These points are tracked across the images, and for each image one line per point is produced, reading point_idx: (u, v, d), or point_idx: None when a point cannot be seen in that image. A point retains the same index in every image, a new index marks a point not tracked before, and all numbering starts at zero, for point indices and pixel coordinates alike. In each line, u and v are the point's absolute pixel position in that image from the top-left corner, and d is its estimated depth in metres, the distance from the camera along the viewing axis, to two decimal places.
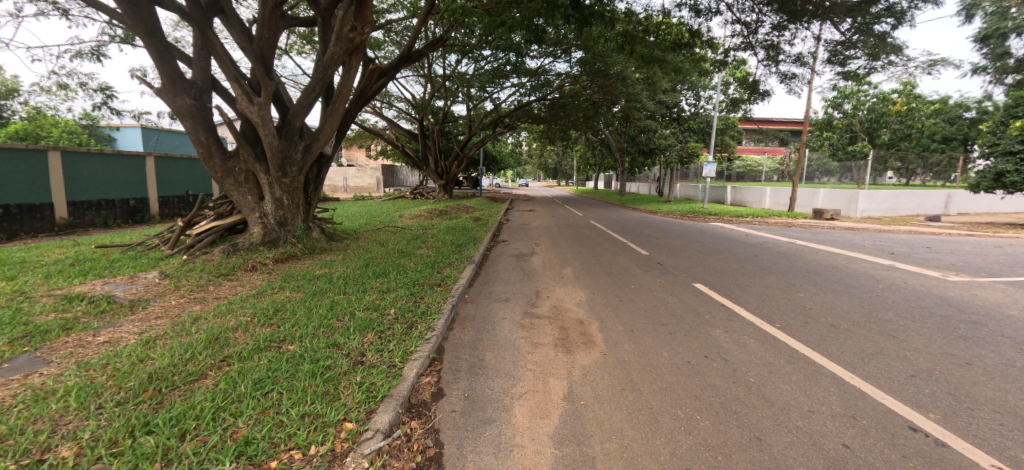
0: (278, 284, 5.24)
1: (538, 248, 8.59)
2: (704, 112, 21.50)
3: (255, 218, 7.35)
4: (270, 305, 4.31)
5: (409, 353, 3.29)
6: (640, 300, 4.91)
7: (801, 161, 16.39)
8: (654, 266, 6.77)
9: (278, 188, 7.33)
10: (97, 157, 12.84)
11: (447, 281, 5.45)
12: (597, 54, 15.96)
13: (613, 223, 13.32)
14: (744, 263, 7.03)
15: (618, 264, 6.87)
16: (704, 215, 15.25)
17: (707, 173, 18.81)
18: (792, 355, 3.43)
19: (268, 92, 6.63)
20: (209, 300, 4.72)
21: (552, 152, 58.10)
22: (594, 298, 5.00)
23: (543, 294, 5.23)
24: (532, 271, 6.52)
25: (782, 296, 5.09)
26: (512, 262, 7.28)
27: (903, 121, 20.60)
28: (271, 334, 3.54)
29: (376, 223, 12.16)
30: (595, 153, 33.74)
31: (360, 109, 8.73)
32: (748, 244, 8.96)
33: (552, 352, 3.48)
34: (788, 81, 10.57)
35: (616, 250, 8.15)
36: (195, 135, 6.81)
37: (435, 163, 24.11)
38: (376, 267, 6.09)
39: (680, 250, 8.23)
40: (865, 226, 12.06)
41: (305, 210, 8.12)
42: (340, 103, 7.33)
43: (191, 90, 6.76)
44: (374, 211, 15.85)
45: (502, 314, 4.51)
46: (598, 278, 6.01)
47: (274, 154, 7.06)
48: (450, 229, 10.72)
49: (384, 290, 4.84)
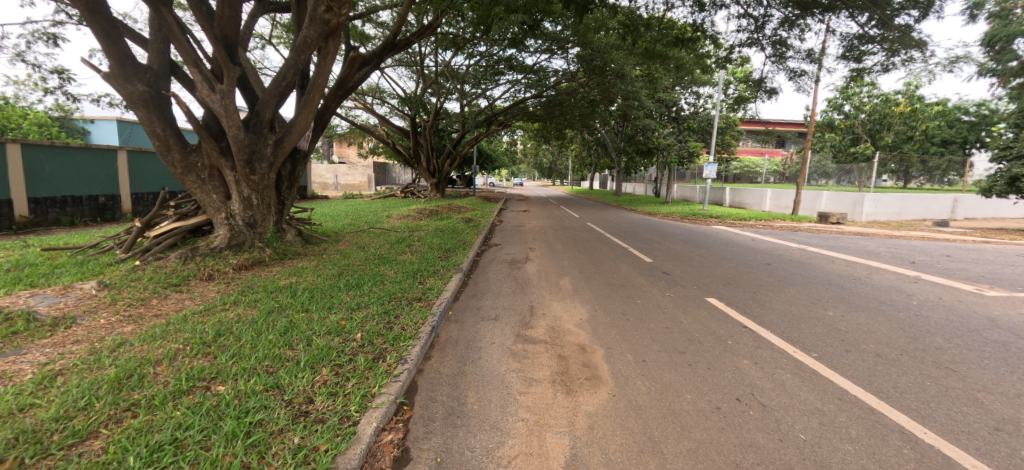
0: (232, 298, 4.53)
1: (533, 254, 7.93)
2: (705, 111, 20.95)
3: (221, 219, 6.65)
4: (213, 326, 3.62)
5: (370, 397, 2.62)
6: (650, 320, 4.28)
7: (804, 162, 15.89)
8: (660, 275, 6.16)
9: (246, 187, 6.62)
10: (62, 150, 11.97)
11: (429, 294, 4.78)
12: (596, 48, 15.28)
13: (612, 226, 12.70)
14: (757, 273, 6.44)
15: (620, 274, 6.23)
16: (705, 218, 14.68)
17: (708, 173, 18.25)
18: (843, 400, 2.81)
19: (232, 78, 5.91)
20: (145, 319, 3.99)
21: (547, 151, 57.54)
22: (597, 316, 4.36)
23: (538, 311, 4.58)
24: (526, 281, 5.88)
25: (809, 315, 4.49)
26: (504, 270, 6.62)
27: (907, 123, 20.15)
28: (202, 369, 2.85)
29: (360, 223, 11.46)
30: (591, 152, 33.16)
31: (341, 101, 8.03)
32: (758, 252, 8.37)
33: (550, 393, 2.84)
34: (797, 78, 10.02)
35: (617, 257, 7.51)
36: (150, 125, 6.06)
37: (427, 161, 23.35)
38: (350, 276, 5.42)
39: (686, 257, 7.61)
40: (875, 232, 11.55)
41: (279, 210, 7.42)
42: (315, 92, 6.64)
43: (145, 75, 6.02)
44: (360, 211, 15.10)
45: (491, 338, 3.84)
46: (599, 290, 5.38)
47: (241, 148, 6.34)
48: (439, 231, 10.04)
49: (355, 307, 4.17)
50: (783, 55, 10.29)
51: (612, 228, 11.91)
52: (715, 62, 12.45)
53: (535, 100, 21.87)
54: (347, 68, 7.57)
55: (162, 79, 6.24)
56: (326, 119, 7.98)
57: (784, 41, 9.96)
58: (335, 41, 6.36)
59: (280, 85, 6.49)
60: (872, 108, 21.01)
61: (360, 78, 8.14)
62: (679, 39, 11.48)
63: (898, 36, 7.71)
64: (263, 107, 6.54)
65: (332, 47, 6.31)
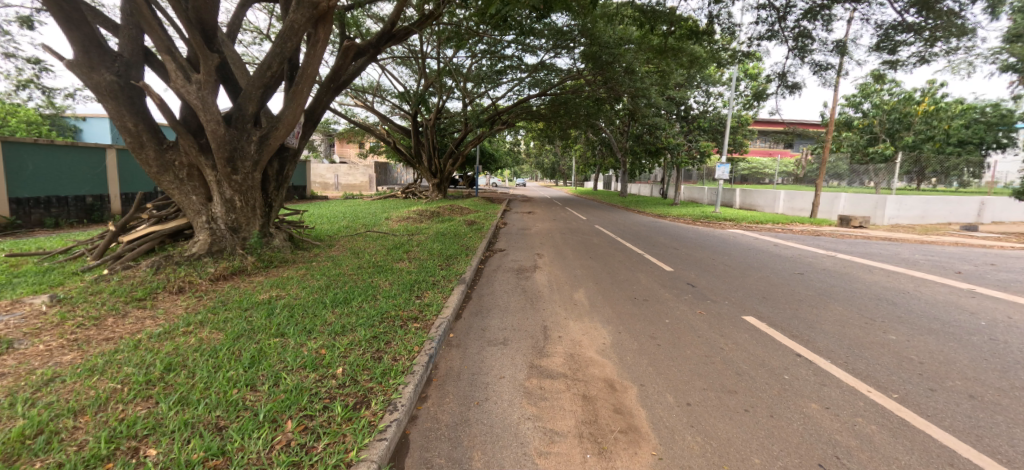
0: (198, 319, 3.89)
1: (541, 261, 7.29)
2: (716, 110, 20.29)
3: (201, 222, 6.08)
4: (165, 358, 3.00)
5: (344, 466, 1.99)
6: (686, 346, 3.63)
7: (822, 163, 15.22)
8: (684, 287, 5.53)
9: (228, 188, 6.04)
10: (46, 148, 11.41)
11: (427, 312, 4.15)
12: (603, 44, 14.69)
13: (622, 229, 12.07)
14: (792, 285, 5.80)
15: (641, 285, 5.60)
16: (718, 221, 14.01)
17: (720, 174, 17.57)
18: (956, 466, 2.18)
19: (210, 67, 5.31)
20: (92, 346, 3.37)
21: (551, 152, 56.96)
22: (623, 342, 3.73)
23: (553, 332, 3.95)
24: (536, 293, 5.26)
25: (869, 341, 3.84)
26: (511, 280, 5.99)
27: (928, 122, 19.34)
28: (133, 422, 2.23)
29: (357, 226, 10.84)
30: (596, 152, 32.54)
31: (335, 95, 7.43)
32: (786, 259, 7.72)
33: (578, 455, 2.22)
34: (822, 72, 9.43)
35: (634, 265, 6.87)
36: (120, 120, 5.47)
37: (428, 160, 22.75)
38: (339, 289, 4.80)
39: (710, 265, 6.96)
40: (903, 237, 10.89)
41: (266, 213, 6.83)
42: (304, 84, 6.03)
43: (114, 64, 5.41)
44: (359, 212, 14.52)
45: (500, 370, 3.20)
46: (619, 305, 4.75)
47: (221, 145, 5.73)
48: (440, 234, 9.43)
49: (339, 329, 3.56)
50: (807, 48, 9.67)
51: (622, 232, 11.27)
52: (731, 57, 11.84)
53: (539, 99, 21.24)
54: (340, 59, 6.96)
55: (133, 68, 5.64)
56: (318, 114, 7.38)
57: (807, 33, 9.36)
58: (326, 27, 5.77)
59: (266, 76, 5.89)
60: (891, 107, 20.38)
61: (355, 71, 7.54)
62: (693, 33, 10.90)
63: (941, 24, 7.07)
64: (247, 100, 5.94)
65: (321, 34, 5.71)
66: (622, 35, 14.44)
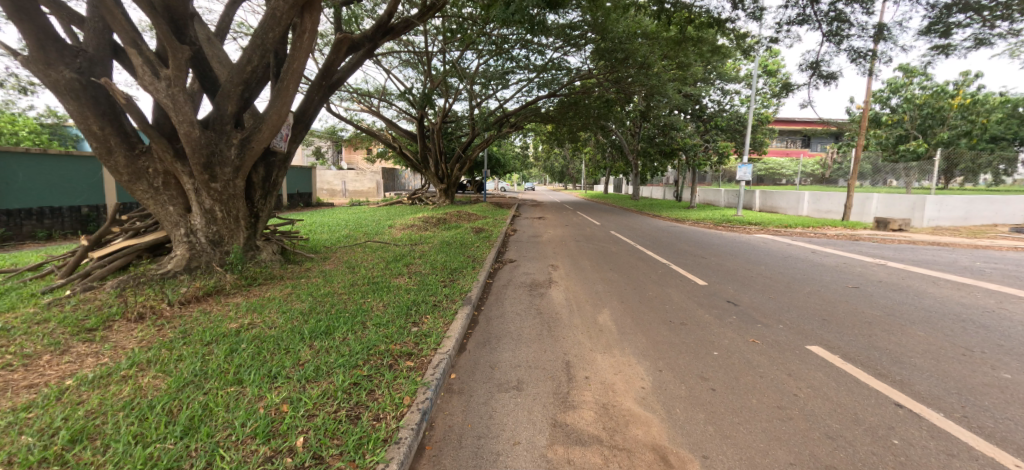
0: (146, 358, 3.21)
1: (557, 274, 6.55)
2: (733, 108, 19.41)
3: (179, 235, 5.50)
4: (77, 422, 2.30)
5: None
6: (749, 393, 2.86)
7: (855, 162, 14.25)
8: (725, 306, 4.75)
9: (207, 197, 5.42)
10: (37, 157, 10.96)
11: (424, 346, 3.43)
12: (615, 40, 13.97)
13: (641, 235, 11.29)
14: (851, 302, 4.98)
15: (675, 304, 4.83)
16: (742, 224, 13.15)
17: (742, 175, 16.68)
18: None
19: (180, 61, 4.69)
20: (4, 397, 2.69)
21: (561, 155, 56.38)
22: (668, 385, 2.96)
23: (578, 372, 3.20)
24: (554, 315, 4.51)
25: (981, 382, 3.03)
26: (523, 298, 5.25)
27: (963, 116, 17.83)
28: None
29: (359, 236, 10.23)
30: (606, 154, 31.72)
31: (329, 93, 6.81)
32: (832, 269, 6.87)
33: None
34: (861, 58, 8.66)
35: (661, 278, 6.09)
36: (84, 123, 4.88)
37: (435, 166, 22.13)
38: (324, 315, 4.11)
39: (749, 278, 6.14)
40: (954, 240, 9.91)
41: (253, 224, 6.20)
42: (291, 80, 5.40)
43: (76, 60, 4.83)
44: (363, 220, 13.96)
45: (514, 431, 2.46)
46: (654, 332, 3.98)
47: (196, 149, 5.10)
48: (445, 244, 8.76)
49: (314, 372, 2.86)
50: (843, 34, 8.90)
51: (642, 238, 10.48)
52: (756, 46, 11.07)
53: (549, 101, 20.49)
54: (332, 53, 6.33)
55: (98, 65, 5.06)
56: (310, 116, 6.75)
57: (845, 16, 8.61)
58: (312, 15, 5.13)
59: (246, 70, 5.26)
60: (923, 101, 18.63)
61: (350, 67, 6.90)
62: (715, 21, 10.22)
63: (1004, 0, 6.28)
64: (225, 98, 5.29)
65: (307, 23, 5.08)
66: (636, 27, 13.75)
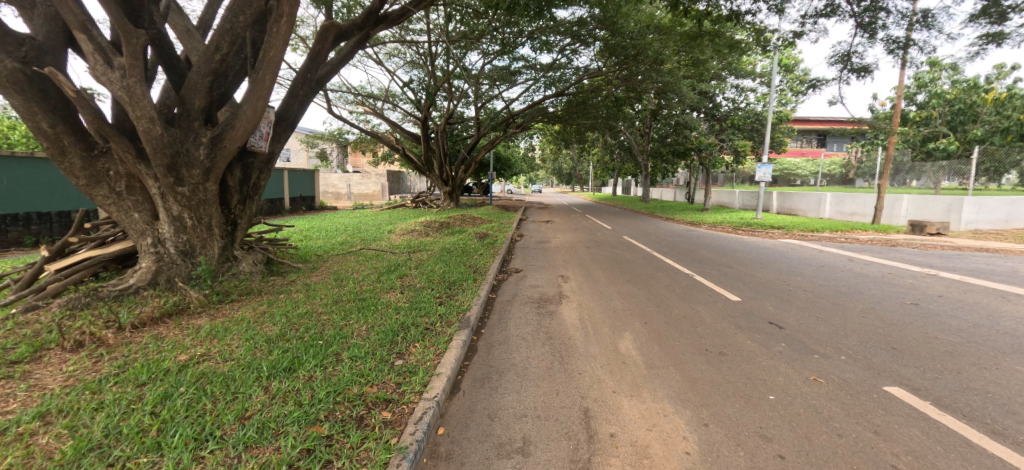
0: (60, 405, 2.56)
1: (568, 286, 5.84)
2: (749, 106, 18.58)
3: (146, 245, 4.94)
4: None
5: None
6: (833, 464, 2.14)
7: (886, 162, 13.15)
8: (769, 330, 4.01)
9: (174, 202, 4.82)
10: (20, 160, 10.27)
11: (406, 390, 2.76)
12: (626, 35, 13.30)
13: (656, 240, 10.57)
14: (918, 326, 4.21)
15: (708, 327, 4.11)
16: (764, 228, 12.34)
17: (761, 175, 15.86)
18: None
19: (135, 48, 4.08)
20: None
21: (568, 157, 55.75)
22: (721, 451, 2.25)
23: (600, 427, 2.50)
24: (566, 342, 3.81)
25: None
26: (530, 318, 4.54)
27: (998, 112, 16.79)
28: None
29: (355, 242, 9.62)
30: (615, 155, 30.96)
31: (316, 88, 6.17)
32: (879, 280, 6.08)
33: None
34: (898, 50, 7.90)
35: (688, 293, 5.36)
36: (32, 120, 4.29)
37: (440, 168, 21.51)
38: (292, 343, 3.45)
39: (788, 293, 5.39)
40: (1003, 246, 9.03)
41: (231, 232, 5.59)
42: (267, 71, 4.77)
43: (21, 48, 4.24)
44: (363, 224, 13.38)
45: None
46: (687, 365, 3.28)
47: (159, 149, 4.49)
48: (446, 251, 8.10)
49: (256, 434, 2.20)
50: (878, 22, 8.13)
51: (658, 244, 9.77)
52: (778, 40, 10.32)
53: (556, 100, 19.78)
54: (318, 43, 5.69)
55: (48, 54, 4.47)
56: (295, 113, 6.11)
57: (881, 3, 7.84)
58: None
59: (214, 59, 4.62)
60: (954, 96, 17.40)
61: (339, 59, 6.26)
62: (734, 14, 9.51)
63: None
64: (192, 91, 4.66)
65: (284, 6, 4.45)
66: (649, 20, 13.02)
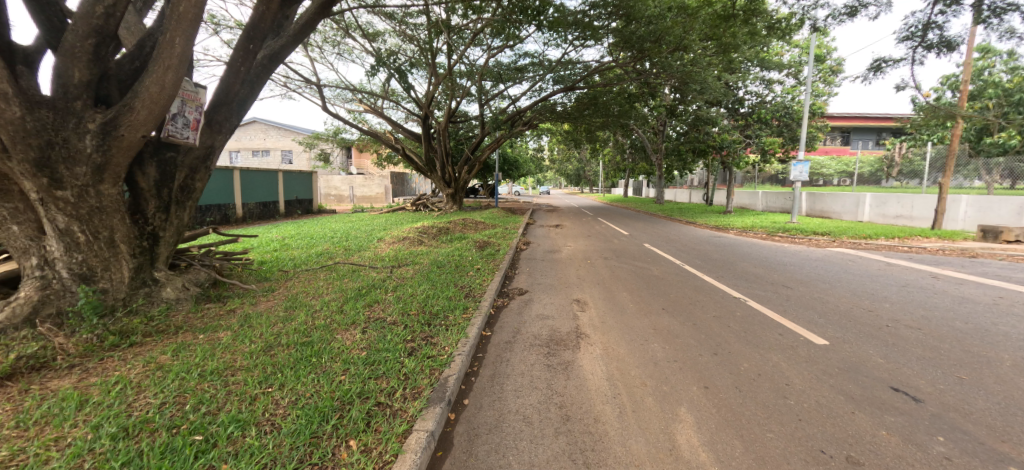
0: None
1: (586, 318, 4.46)
2: (777, 99, 17.00)
3: (28, 267, 3.72)
4: None
5: None
6: None
7: (947, 155, 11.39)
8: (902, 408, 2.61)
9: (56, 210, 3.57)
10: None
11: None
12: (644, 20, 11.86)
13: (684, 248, 9.15)
14: None
15: (806, 400, 2.71)
16: (805, 234, 10.83)
17: (796, 174, 14.30)
18: None
19: None
20: None
21: (578, 158, 54.14)
22: None
23: None
24: (592, 429, 2.45)
25: None
26: (537, 376, 3.16)
27: None
28: None
29: (336, 252, 8.35)
30: (628, 155, 29.45)
31: (265, 66, 4.90)
32: (998, 309, 4.59)
33: None
34: (991, 22, 6.38)
35: (751, 332, 3.92)
36: None
37: (442, 169, 20.12)
38: (150, 443, 2.13)
39: (888, 331, 3.94)
40: None
41: (148, 249, 4.30)
42: (177, 31, 3.50)
43: None
44: (356, 230, 12.16)
45: None
46: None
47: (20, 137, 3.25)
48: (437, 265, 6.78)
49: None
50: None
51: (688, 254, 8.34)
52: (826, 19, 8.84)
53: (566, 97, 18.38)
54: (262, 5, 4.41)
55: None
56: (238, 98, 4.81)
57: None
58: None
59: (97, 14, 3.49)
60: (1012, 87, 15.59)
61: (297, 30, 4.98)
62: None
63: None
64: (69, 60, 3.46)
65: None
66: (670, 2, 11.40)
